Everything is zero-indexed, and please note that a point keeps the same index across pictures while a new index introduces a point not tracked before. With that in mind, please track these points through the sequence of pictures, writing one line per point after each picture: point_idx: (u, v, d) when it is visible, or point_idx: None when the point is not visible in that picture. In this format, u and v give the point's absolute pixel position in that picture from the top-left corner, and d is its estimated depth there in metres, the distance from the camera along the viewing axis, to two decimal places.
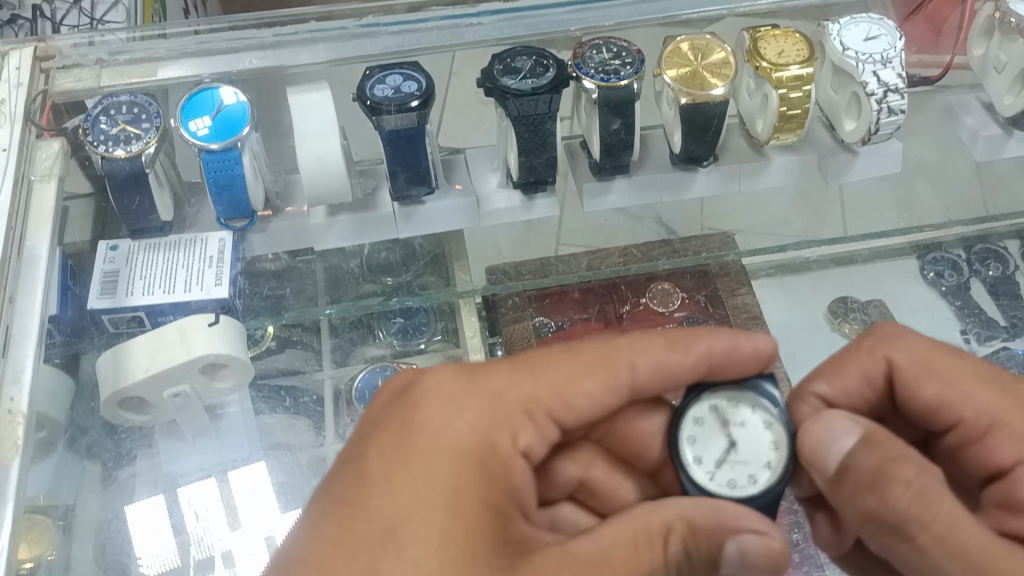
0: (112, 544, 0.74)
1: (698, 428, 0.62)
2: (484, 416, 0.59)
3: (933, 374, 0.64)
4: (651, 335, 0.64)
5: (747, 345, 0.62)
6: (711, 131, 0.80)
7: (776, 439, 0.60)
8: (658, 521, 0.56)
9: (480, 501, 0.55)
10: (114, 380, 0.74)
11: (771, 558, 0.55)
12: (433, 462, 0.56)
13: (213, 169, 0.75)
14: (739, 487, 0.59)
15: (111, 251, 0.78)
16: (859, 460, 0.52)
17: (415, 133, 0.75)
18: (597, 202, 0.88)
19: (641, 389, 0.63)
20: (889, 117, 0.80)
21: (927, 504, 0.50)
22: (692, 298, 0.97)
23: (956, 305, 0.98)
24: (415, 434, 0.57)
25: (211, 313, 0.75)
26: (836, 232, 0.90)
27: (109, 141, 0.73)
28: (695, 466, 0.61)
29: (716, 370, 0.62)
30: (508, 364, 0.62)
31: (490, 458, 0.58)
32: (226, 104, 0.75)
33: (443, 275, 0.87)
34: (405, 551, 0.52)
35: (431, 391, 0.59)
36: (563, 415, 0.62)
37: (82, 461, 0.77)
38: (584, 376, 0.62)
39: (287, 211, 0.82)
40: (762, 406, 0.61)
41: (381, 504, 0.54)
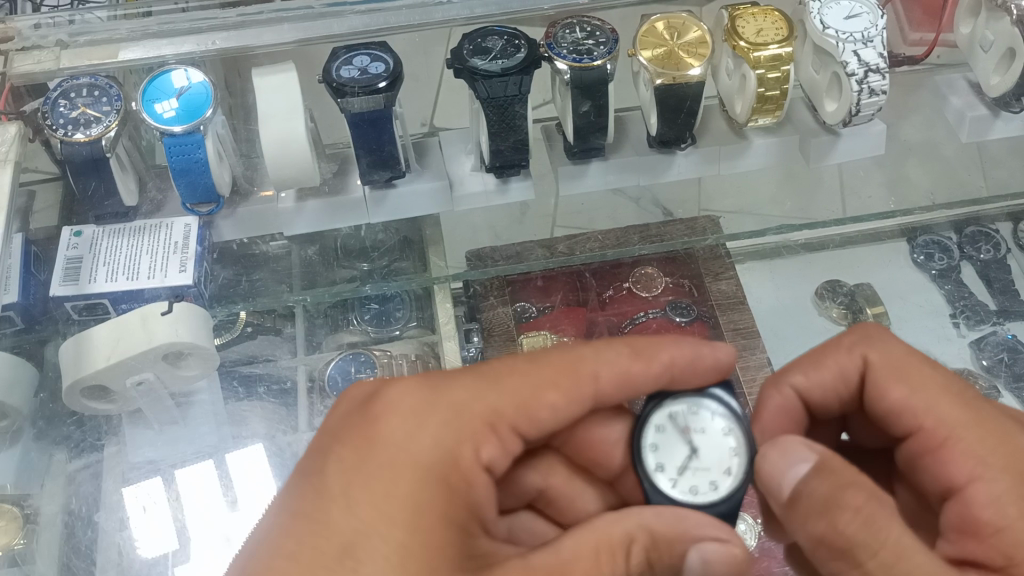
0: (73, 533, 0.74)
1: (660, 435, 0.60)
2: (447, 430, 0.57)
3: (903, 379, 0.60)
4: (614, 343, 0.63)
5: (709, 356, 0.61)
6: (683, 113, 0.79)
7: (736, 445, 0.59)
8: (621, 531, 0.54)
9: (441, 516, 0.53)
10: (75, 368, 0.73)
11: (733, 564, 0.53)
12: (394, 477, 0.54)
13: (175, 153, 0.73)
14: (700, 493, 0.58)
15: (75, 238, 0.76)
16: (810, 488, 0.49)
17: (381, 116, 0.74)
18: (574, 184, 0.86)
19: (604, 399, 0.62)
20: (870, 99, 0.78)
21: (875, 531, 0.47)
22: (675, 283, 0.96)
23: (946, 289, 0.97)
24: (376, 448, 0.55)
25: (165, 301, 0.73)
26: (826, 216, 0.86)
27: (69, 124, 0.72)
28: (658, 474, 0.59)
29: (678, 380, 0.61)
30: (473, 374, 0.60)
31: (452, 473, 0.55)
32: (189, 87, 0.74)
33: (418, 260, 0.85)
34: (364, 568, 0.50)
35: (392, 403, 0.57)
36: (527, 427, 0.60)
37: (48, 451, 0.77)
38: (549, 388, 0.60)
39: (256, 196, 0.81)
40: (720, 411, 0.60)
41: (341, 520, 0.52)
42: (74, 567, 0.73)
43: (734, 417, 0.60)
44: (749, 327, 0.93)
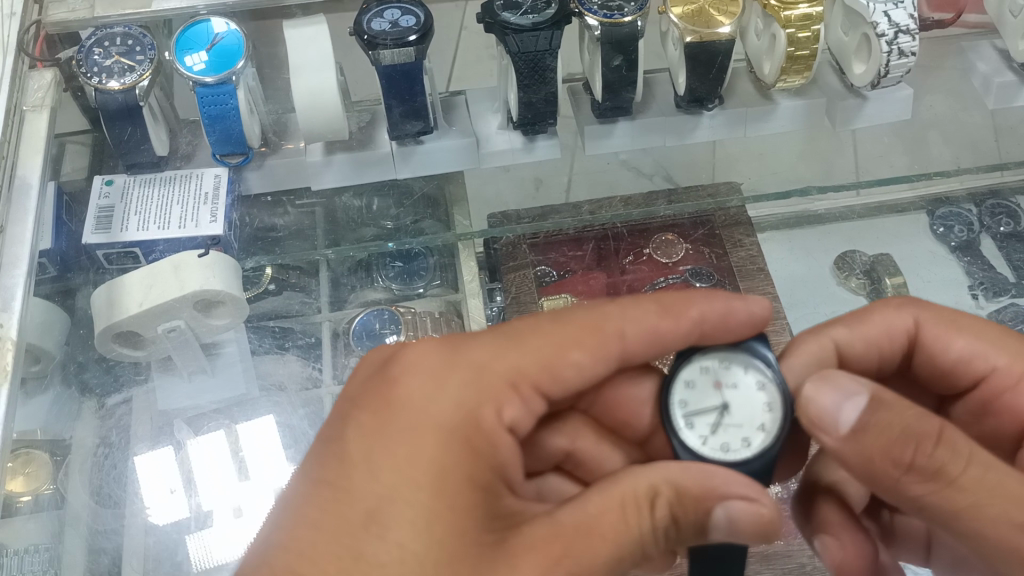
0: (104, 463, 0.76)
1: (689, 391, 0.61)
2: (468, 391, 0.57)
3: (963, 328, 0.64)
4: (640, 301, 0.63)
5: (741, 311, 0.61)
6: (715, 68, 0.79)
7: (769, 401, 0.59)
8: (645, 484, 0.55)
9: (466, 477, 0.54)
10: (107, 313, 0.74)
11: (760, 526, 0.53)
12: (415, 440, 0.54)
13: (207, 103, 0.73)
14: (732, 450, 0.59)
15: (107, 187, 0.77)
16: (875, 420, 0.51)
17: (412, 68, 0.74)
18: (600, 144, 0.86)
19: (631, 355, 0.62)
20: (899, 60, 0.78)
21: (960, 448, 0.50)
22: (695, 249, 0.97)
23: (965, 261, 0.97)
24: (396, 412, 0.55)
25: (200, 247, 0.75)
26: (846, 176, 0.86)
27: (103, 73, 0.72)
28: (687, 431, 0.60)
29: (708, 335, 0.61)
30: (493, 335, 0.60)
31: (474, 433, 0.56)
32: (221, 36, 0.74)
33: (443, 217, 0.85)
34: (389, 532, 0.51)
35: (411, 366, 0.58)
36: (549, 386, 0.61)
37: (77, 397, 0.77)
38: (572, 347, 0.61)
39: (285, 149, 0.81)
40: (754, 366, 0.61)
41: (364, 485, 0.52)
42: (114, 494, 0.74)
43: (771, 370, 0.60)
44: (767, 292, 0.94)
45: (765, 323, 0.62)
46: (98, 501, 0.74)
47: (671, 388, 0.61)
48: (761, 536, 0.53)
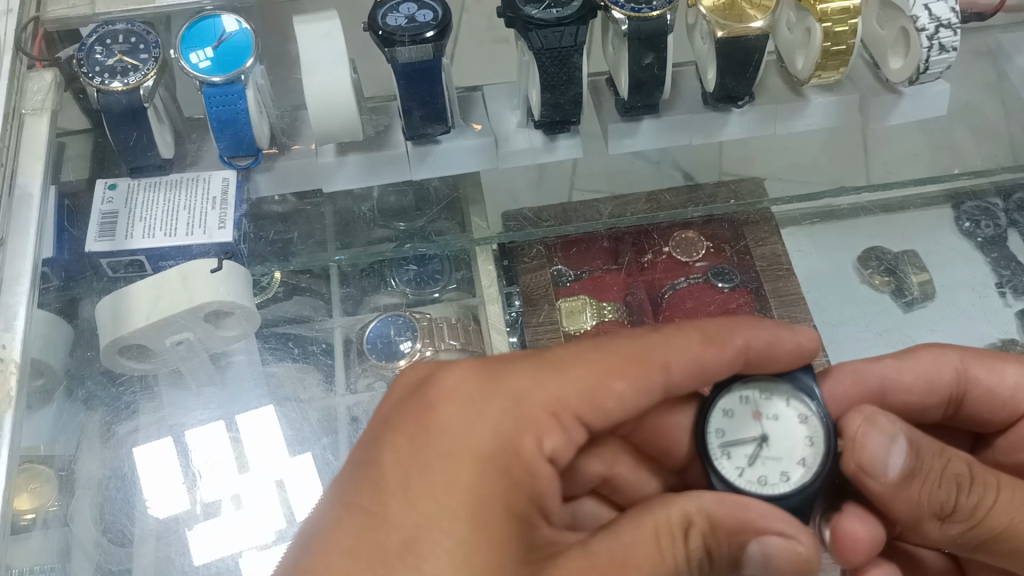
0: (110, 501, 0.72)
1: (727, 420, 0.58)
2: (507, 418, 0.53)
3: (1005, 359, 0.64)
4: (684, 328, 0.58)
5: (788, 342, 0.57)
6: (751, 67, 0.75)
7: (811, 434, 0.56)
8: (678, 514, 0.52)
9: (504, 508, 0.50)
10: (112, 326, 0.71)
11: (798, 564, 0.50)
12: (452, 468, 0.51)
13: (216, 103, 0.70)
14: (770, 484, 0.55)
15: (110, 191, 0.74)
16: (917, 465, 0.50)
17: (432, 66, 0.70)
18: (621, 144, 0.83)
19: (675, 386, 0.57)
20: (940, 55, 0.75)
21: (988, 482, 0.51)
22: (719, 249, 0.91)
23: (991, 257, 0.91)
24: (433, 439, 0.52)
25: (212, 258, 0.72)
26: (866, 178, 0.84)
27: (105, 72, 0.69)
28: (724, 461, 0.57)
29: (752, 364, 0.58)
30: (533, 359, 0.56)
31: (512, 462, 0.52)
32: (230, 34, 0.70)
33: (459, 219, 0.81)
34: (426, 563, 0.47)
35: (448, 390, 0.54)
36: (592, 418, 0.56)
37: (81, 413, 0.74)
38: (615, 376, 0.56)
39: (294, 150, 0.77)
40: (797, 398, 0.57)
41: (400, 514, 0.49)
42: (125, 530, 0.71)
43: (815, 403, 0.57)
44: (796, 294, 0.89)
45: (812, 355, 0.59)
46: (109, 538, 0.71)
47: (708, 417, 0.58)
48: (798, 573, 0.50)
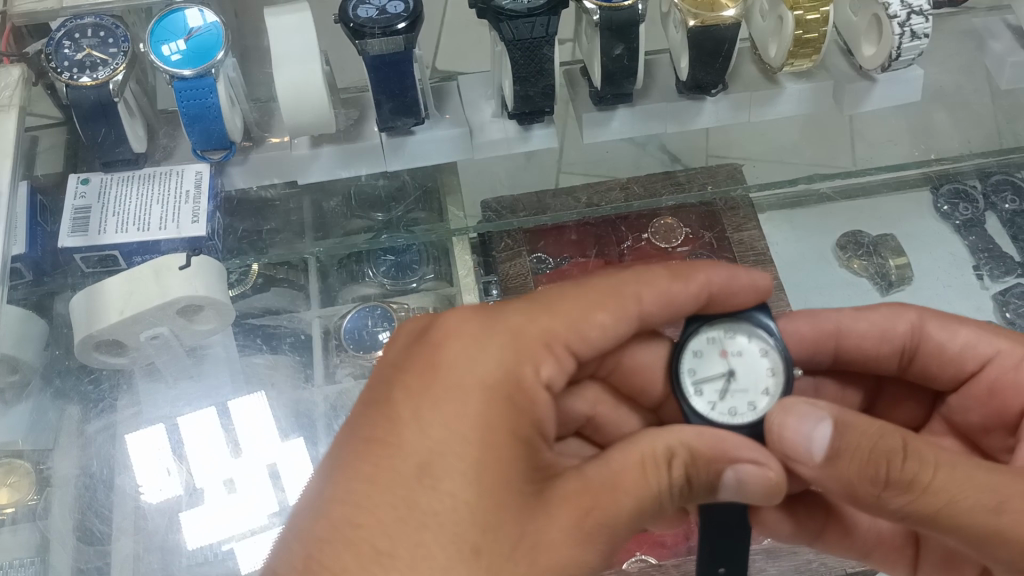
0: (89, 495, 0.72)
1: (697, 360, 0.60)
2: (507, 351, 0.53)
3: (962, 320, 0.64)
4: (652, 266, 0.59)
5: (744, 278, 0.59)
6: (721, 57, 0.75)
7: (772, 365, 0.58)
8: (662, 445, 0.52)
9: (508, 433, 0.50)
10: (87, 323, 0.71)
11: (770, 488, 0.51)
12: (461, 399, 0.51)
13: (186, 97, 0.69)
14: (739, 414, 0.57)
15: (83, 186, 0.74)
16: (844, 443, 0.49)
17: (402, 58, 0.70)
18: (599, 131, 0.82)
19: (649, 318, 0.58)
20: (911, 42, 0.75)
21: (921, 455, 0.48)
22: (695, 236, 0.91)
23: (969, 241, 0.91)
24: (441, 374, 0.52)
25: (183, 254, 0.72)
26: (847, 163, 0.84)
27: (74, 67, 0.68)
28: (696, 397, 0.59)
29: (716, 298, 0.59)
30: (526, 301, 0.57)
31: (516, 393, 0.52)
32: (200, 28, 0.70)
33: (435, 210, 0.81)
34: (444, 482, 0.48)
35: (452, 331, 0.54)
36: (581, 347, 0.57)
37: (59, 407, 0.74)
38: (598, 309, 0.57)
39: (269, 143, 0.77)
40: (757, 334, 0.59)
41: (415, 441, 0.49)
42: (93, 528, 0.71)
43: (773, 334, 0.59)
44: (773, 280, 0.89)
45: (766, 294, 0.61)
46: (80, 537, 0.71)
47: (681, 356, 0.60)
48: (769, 496, 0.52)
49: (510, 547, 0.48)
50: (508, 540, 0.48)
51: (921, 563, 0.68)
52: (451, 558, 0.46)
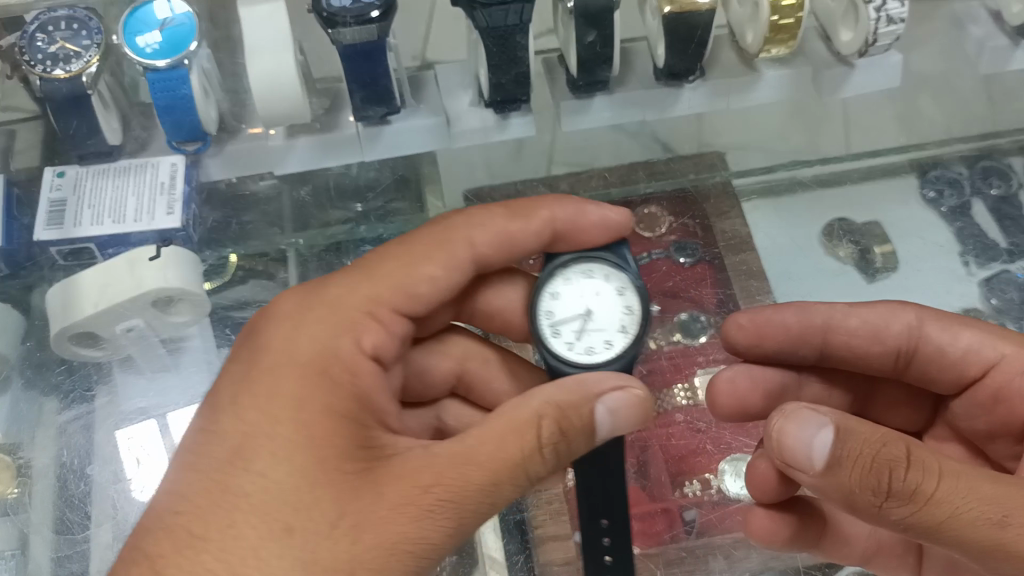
0: (66, 487, 0.71)
1: (555, 302, 0.59)
2: (323, 327, 0.54)
3: (966, 325, 0.63)
4: (489, 208, 0.62)
5: (592, 215, 0.60)
6: (694, 43, 0.75)
7: (629, 303, 0.59)
8: (528, 413, 0.49)
9: (328, 409, 0.49)
10: (61, 316, 0.72)
11: (638, 407, 0.52)
12: (272, 379, 0.50)
13: (159, 88, 0.69)
14: (596, 353, 0.57)
15: (58, 178, 0.73)
16: (846, 450, 0.47)
17: (374, 47, 0.70)
18: (577, 121, 0.82)
19: (488, 259, 0.61)
20: (888, 27, 0.75)
21: (926, 465, 0.46)
22: (679, 223, 0.87)
23: (955, 227, 0.87)
24: (262, 356, 0.52)
25: (153, 246, 0.72)
26: (835, 146, 0.89)
27: (47, 60, 0.69)
28: (554, 338, 0.58)
29: (560, 236, 0.60)
30: (351, 273, 0.58)
31: (334, 367, 0.52)
32: (173, 19, 0.70)
33: (414, 200, 0.83)
34: (255, 463, 0.47)
35: (275, 314, 0.55)
36: (408, 306, 0.58)
37: (41, 399, 0.74)
38: (422, 260, 0.59)
39: (246, 134, 0.77)
40: (613, 272, 0.60)
41: (232, 423, 0.49)
42: (70, 518, 0.70)
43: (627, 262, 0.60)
44: (755, 269, 0.85)
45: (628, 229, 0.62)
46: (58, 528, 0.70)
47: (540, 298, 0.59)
48: (640, 420, 0.53)
49: (328, 526, 0.45)
50: (327, 518, 0.45)
51: (924, 565, 0.68)
52: (261, 537, 0.44)
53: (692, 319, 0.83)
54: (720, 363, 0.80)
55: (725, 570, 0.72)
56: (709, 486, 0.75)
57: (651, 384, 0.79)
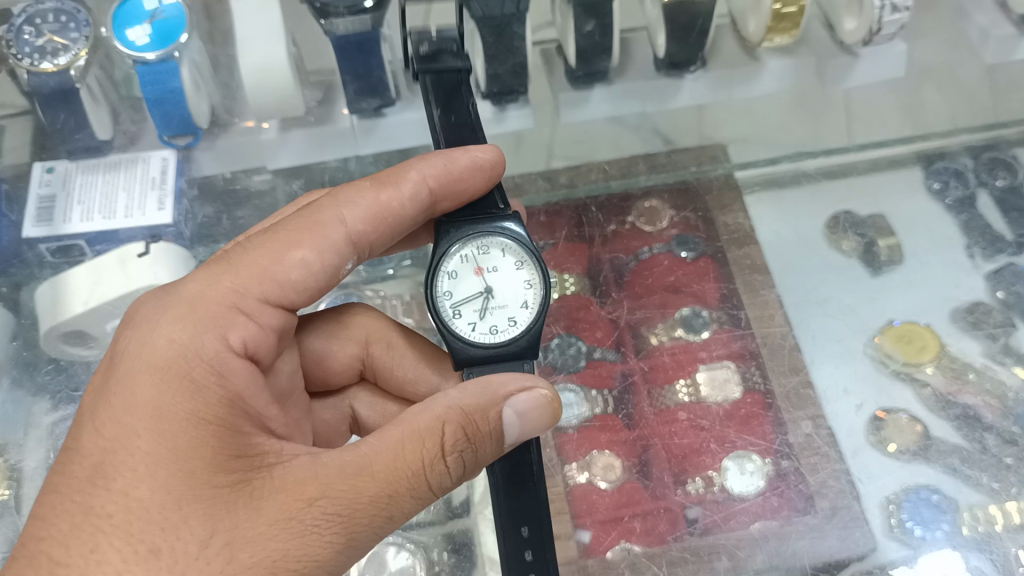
0: None
1: (455, 282, 0.55)
2: (183, 322, 0.45)
3: None
4: (348, 184, 0.55)
5: (461, 161, 0.55)
6: (695, 32, 0.74)
7: (530, 277, 0.56)
8: (430, 418, 0.45)
9: (194, 415, 0.42)
10: (50, 313, 0.70)
11: (543, 411, 0.48)
12: (128, 384, 0.43)
13: (148, 82, 0.68)
14: (501, 331, 0.55)
15: (48, 174, 0.73)
16: None
17: (368, 38, 0.68)
18: (577, 113, 0.81)
19: (365, 237, 0.54)
20: (892, 15, 0.74)
21: None
22: (682, 216, 0.85)
23: (960, 219, 0.84)
24: (115, 362, 0.44)
25: (142, 241, 0.72)
26: (836, 139, 0.87)
27: (35, 53, 0.67)
28: (456, 321, 0.55)
29: (437, 195, 0.55)
30: (205, 266, 0.49)
31: (198, 366, 0.44)
32: (162, 11, 0.69)
33: None
34: (117, 481, 0.41)
35: (132, 312, 0.46)
36: (280, 297, 0.50)
37: (31, 399, 0.72)
38: (291, 245, 0.50)
39: (239, 127, 0.76)
40: (509, 245, 0.56)
41: (87, 437, 0.42)
42: None
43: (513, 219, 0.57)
44: (757, 262, 0.83)
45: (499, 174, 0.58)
46: None
47: (433, 281, 0.55)
48: (548, 421, 0.49)
49: (200, 544, 0.40)
50: (197, 536, 0.40)
51: None
52: (125, 561, 0.39)
53: (694, 315, 0.81)
54: (722, 359, 0.79)
55: (732, 569, 0.69)
56: (712, 484, 0.74)
57: (652, 381, 0.78)
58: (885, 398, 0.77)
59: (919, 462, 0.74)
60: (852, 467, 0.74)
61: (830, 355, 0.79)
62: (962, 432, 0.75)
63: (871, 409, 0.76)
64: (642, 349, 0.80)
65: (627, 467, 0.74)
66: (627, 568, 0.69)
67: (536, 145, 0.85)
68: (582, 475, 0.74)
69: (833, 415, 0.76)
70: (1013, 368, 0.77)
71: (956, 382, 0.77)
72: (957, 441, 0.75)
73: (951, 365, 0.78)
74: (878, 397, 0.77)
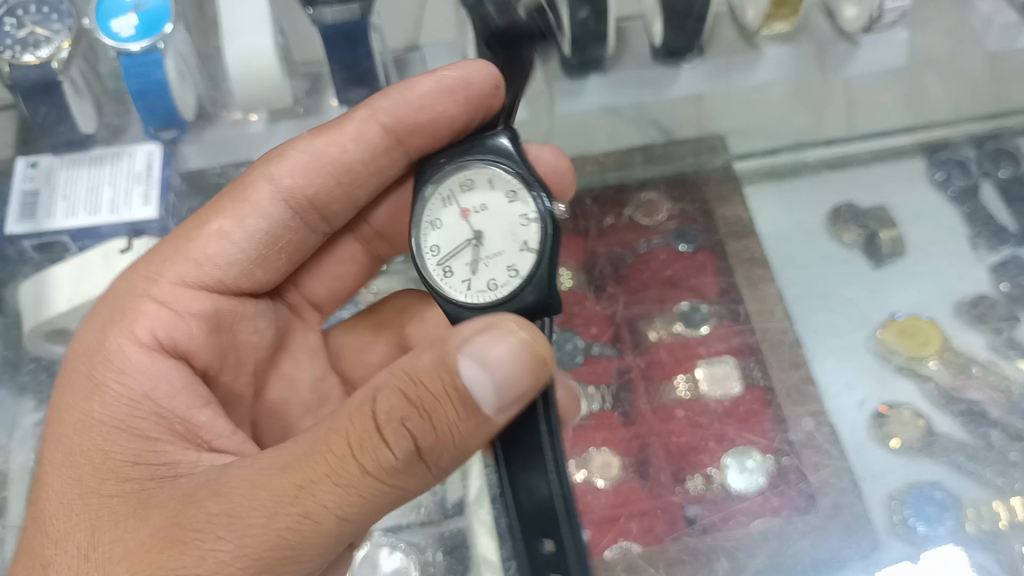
0: None
1: (438, 232, 0.53)
2: (86, 348, 0.51)
3: None
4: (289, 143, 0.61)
5: (425, 95, 0.59)
6: (693, 19, 0.72)
7: (524, 207, 0.52)
8: (364, 393, 0.43)
9: (105, 464, 0.46)
10: (33, 311, 0.69)
11: (513, 360, 0.42)
12: (60, 448, 0.48)
13: (132, 74, 0.66)
14: (500, 285, 0.51)
15: (31, 169, 0.71)
16: None
17: (356, 28, 0.66)
18: (572, 103, 0.78)
19: (300, 189, 0.59)
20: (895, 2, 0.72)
21: None
22: (681, 209, 0.84)
23: (963, 210, 0.83)
24: (53, 423, 0.49)
25: (125, 237, 0.71)
26: (836, 129, 0.86)
27: (17, 45, 0.66)
28: (447, 281, 0.52)
29: (404, 130, 0.59)
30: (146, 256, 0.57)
31: (100, 366, 0.50)
32: (146, 0, 0.67)
33: None
34: (60, 560, 0.44)
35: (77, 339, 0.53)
36: (191, 281, 0.55)
37: (19, 398, 0.71)
38: (205, 220, 0.57)
39: (224, 120, 0.74)
40: (495, 174, 0.52)
41: (36, 509, 0.47)
42: None
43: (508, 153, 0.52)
44: (757, 255, 0.81)
45: (475, 99, 0.58)
46: None
47: (419, 234, 0.54)
48: (527, 370, 0.43)
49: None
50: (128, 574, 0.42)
51: None
52: None
53: (693, 309, 0.80)
54: (721, 354, 0.77)
55: (731, 571, 0.68)
56: (712, 481, 0.72)
57: (651, 377, 0.77)
58: (888, 394, 0.76)
59: (922, 459, 0.73)
60: (854, 465, 0.72)
61: (831, 350, 0.77)
62: (967, 428, 0.74)
63: (873, 404, 0.75)
64: (641, 344, 0.78)
65: (625, 465, 0.73)
66: (623, 570, 0.68)
67: (533, 138, 0.81)
68: (580, 473, 0.72)
69: (836, 412, 0.75)
70: (1016, 362, 0.75)
71: (960, 376, 0.75)
72: (962, 436, 0.73)
73: (955, 359, 0.76)
74: (883, 391, 0.76)
